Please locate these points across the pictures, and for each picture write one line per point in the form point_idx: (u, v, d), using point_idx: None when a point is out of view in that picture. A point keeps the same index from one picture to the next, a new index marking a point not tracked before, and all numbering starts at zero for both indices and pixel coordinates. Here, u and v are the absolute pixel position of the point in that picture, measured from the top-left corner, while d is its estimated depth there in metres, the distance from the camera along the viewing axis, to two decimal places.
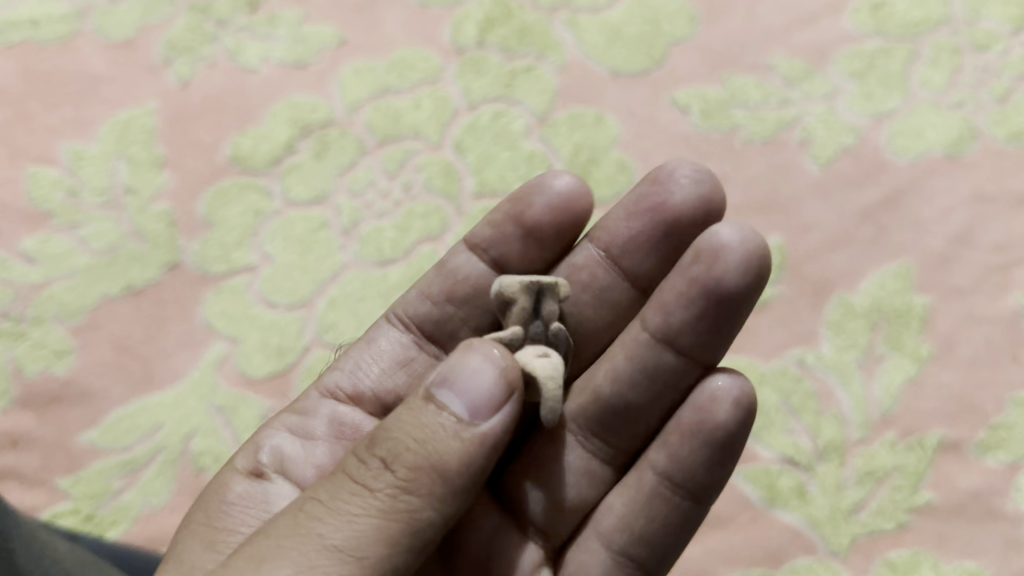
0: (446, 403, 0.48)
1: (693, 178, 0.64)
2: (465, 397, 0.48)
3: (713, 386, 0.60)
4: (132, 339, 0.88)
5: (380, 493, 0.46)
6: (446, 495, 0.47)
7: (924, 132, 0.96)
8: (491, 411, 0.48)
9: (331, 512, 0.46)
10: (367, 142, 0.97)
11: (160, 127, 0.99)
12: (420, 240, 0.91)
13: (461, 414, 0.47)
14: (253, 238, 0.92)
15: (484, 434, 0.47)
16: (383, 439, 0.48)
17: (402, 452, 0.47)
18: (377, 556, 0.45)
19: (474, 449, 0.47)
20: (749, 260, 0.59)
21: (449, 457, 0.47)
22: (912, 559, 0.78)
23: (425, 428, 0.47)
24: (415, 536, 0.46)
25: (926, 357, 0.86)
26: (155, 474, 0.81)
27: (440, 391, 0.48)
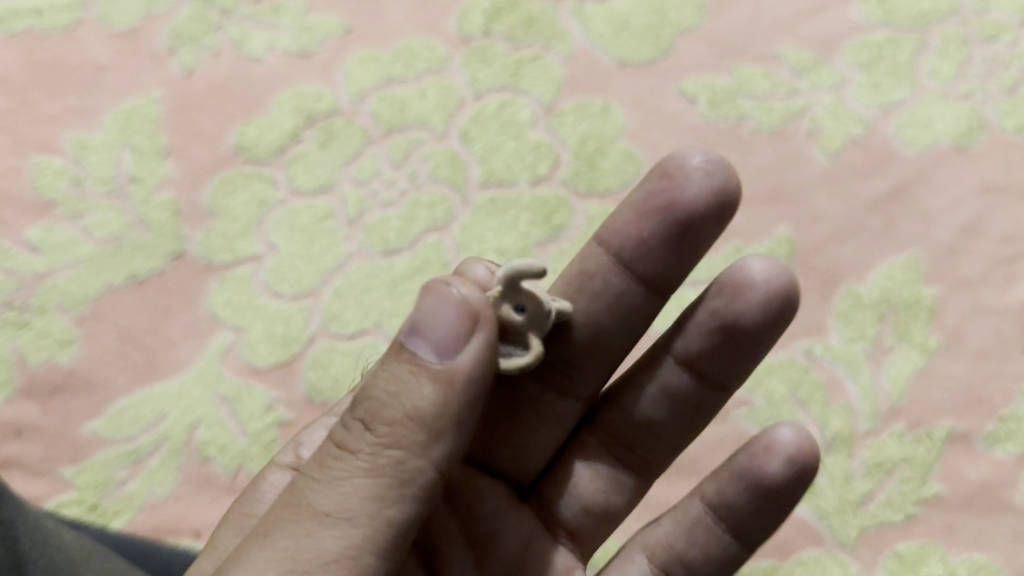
0: (414, 350, 0.45)
1: (706, 170, 0.58)
2: (432, 342, 0.45)
3: (771, 436, 0.60)
4: (136, 329, 0.87)
5: (362, 454, 0.45)
6: (429, 441, 0.44)
7: (932, 123, 0.96)
8: (459, 346, 0.45)
9: (321, 480, 0.45)
10: (373, 131, 0.97)
11: (165, 117, 0.98)
12: (426, 230, 0.91)
13: (429, 358, 0.44)
14: (258, 227, 0.92)
15: (455, 372, 0.44)
16: (363, 399, 0.46)
17: (378, 410, 0.45)
18: (371, 516, 0.44)
19: (449, 391, 0.44)
20: (770, 301, 0.59)
21: (421, 402, 0.44)
22: (921, 551, 0.78)
23: (397, 379, 0.45)
24: (407, 487, 0.45)
25: (935, 349, 0.86)
26: (159, 464, 0.81)
27: (408, 340, 0.45)
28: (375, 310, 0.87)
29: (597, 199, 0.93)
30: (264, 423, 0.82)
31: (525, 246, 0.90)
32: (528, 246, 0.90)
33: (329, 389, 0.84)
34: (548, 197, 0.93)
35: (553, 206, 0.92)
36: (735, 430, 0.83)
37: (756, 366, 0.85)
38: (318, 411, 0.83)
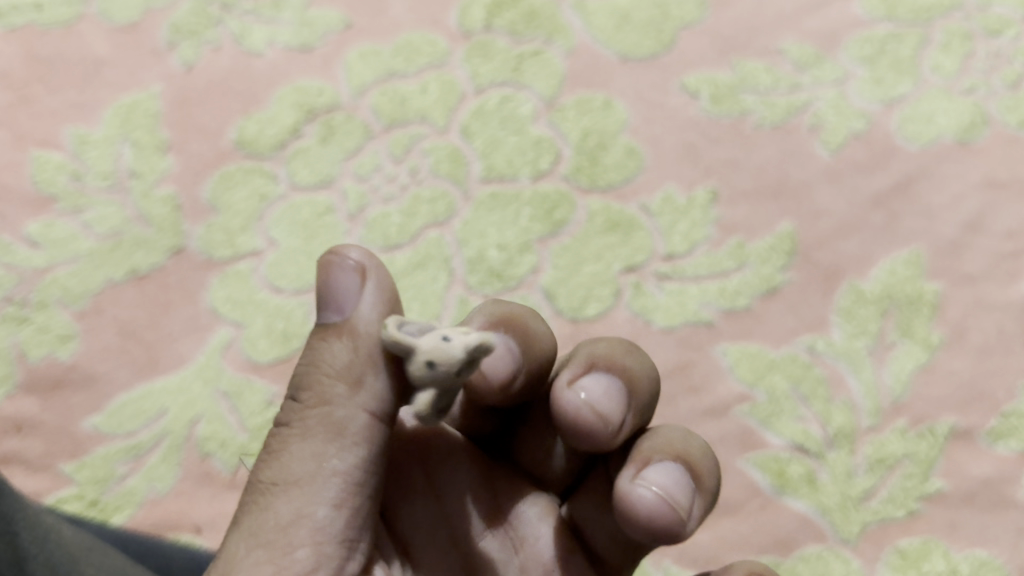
0: (325, 321, 0.52)
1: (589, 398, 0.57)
2: (336, 308, 0.52)
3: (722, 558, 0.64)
4: (137, 324, 0.87)
5: (295, 421, 0.52)
6: (352, 389, 0.51)
7: (935, 118, 0.95)
8: (358, 298, 0.51)
9: (270, 455, 0.52)
10: (374, 126, 0.96)
11: (165, 111, 0.98)
12: (427, 225, 0.91)
13: (337, 318, 0.51)
14: (258, 222, 0.92)
15: (357, 322, 0.51)
16: (294, 378, 0.53)
17: (302, 381, 0.52)
18: (316, 472, 0.51)
19: (357, 341, 0.51)
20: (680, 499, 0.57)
21: (336, 360, 0.51)
22: (923, 547, 0.77)
23: (314, 350, 0.52)
24: (343, 433, 0.51)
25: (937, 345, 0.85)
26: (160, 459, 0.81)
27: (323, 317, 0.52)
28: None
29: (598, 194, 0.93)
30: (264, 419, 0.82)
31: (526, 241, 0.90)
32: (529, 241, 0.90)
33: None
34: (549, 192, 0.92)
35: (555, 201, 0.92)
36: (737, 426, 0.83)
37: (757, 362, 0.85)
38: None
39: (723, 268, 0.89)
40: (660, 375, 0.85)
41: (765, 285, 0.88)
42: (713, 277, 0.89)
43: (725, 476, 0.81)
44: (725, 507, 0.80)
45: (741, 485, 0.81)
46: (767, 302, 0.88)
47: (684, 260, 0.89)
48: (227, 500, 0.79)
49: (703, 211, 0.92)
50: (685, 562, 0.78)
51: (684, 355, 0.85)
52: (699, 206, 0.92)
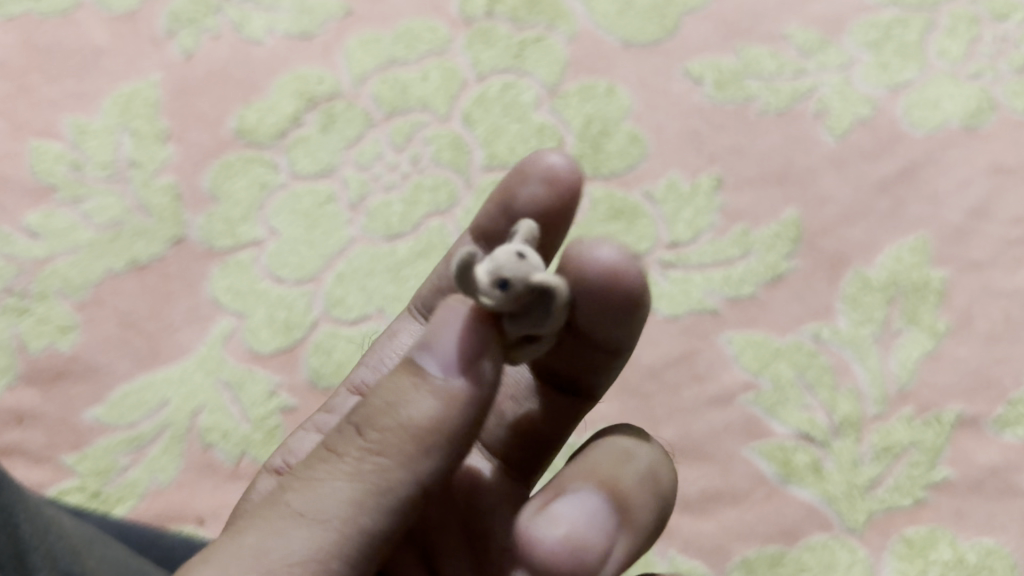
0: (420, 366, 0.41)
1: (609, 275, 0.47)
2: (442, 357, 0.41)
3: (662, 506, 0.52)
4: (138, 315, 0.87)
5: (349, 458, 0.41)
6: (417, 456, 0.40)
7: (941, 103, 0.94)
8: (467, 360, 0.41)
9: (306, 480, 0.41)
10: (375, 114, 0.96)
11: (165, 100, 0.97)
12: (429, 213, 0.90)
13: (435, 372, 0.41)
14: (258, 212, 0.91)
15: (461, 389, 0.41)
16: (363, 404, 0.42)
17: (373, 414, 0.41)
18: (348, 523, 0.40)
19: (451, 406, 0.41)
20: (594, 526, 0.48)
21: (419, 414, 0.40)
22: (930, 536, 0.77)
23: (398, 388, 0.41)
24: (391, 497, 0.41)
25: (943, 332, 0.85)
26: (162, 450, 0.80)
27: (418, 354, 0.42)
28: (379, 295, 0.86)
29: (602, 181, 0.92)
30: (267, 409, 0.81)
31: None
32: None
33: (331, 374, 0.83)
34: None
35: None
36: (743, 415, 0.82)
37: (763, 350, 0.85)
38: (321, 397, 0.82)
39: (727, 257, 0.88)
40: (664, 363, 0.84)
41: (770, 273, 0.88)
42: (718, 265, 0.88)
43: (730, 464, 0.80)
44: (731, 496, 0.79)
45: (746, 473, 0.80)
46: (771, 290, 0.87)
47: (689, 248, 0.89)
48: (229, 491, 0.79)
49: (708, 198, 0.91)
50: (689, 553, 0.78)
51: (688, 343, 0.85)
52: (704, 193, 0.91)
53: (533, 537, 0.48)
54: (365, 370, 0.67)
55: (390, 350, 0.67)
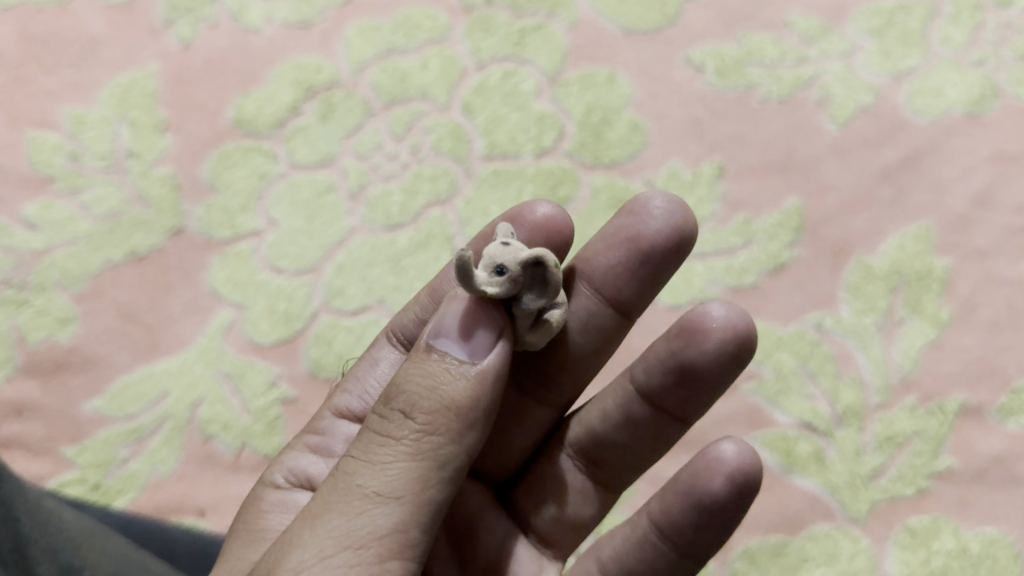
0: (442, 351, 0.46)
1: (727, 320, 0.58)
2: (461, 340, 0.47)
3: (724, 449, 0.56)
4: (137, 306, 0.86)
5: (405, 439, 0.44)
6: (464, 429, 0.45)
7: (944, 91, 0.94)
8: (488, 348, 0.47)
9: (364, 462, 0.44)
10: (374, 103, 0.95)
11: (162, 90, 0.97)
12: (429, 203, 0.89)
13: (462, 357, 0.46)
14: (258, 202, 0.91)
15: (486, 371, 0.46)
16: (399, 392, 0.46)
17: (415, 399, 0.45)
18: (417, 495, 0.43)
19: (482, 385, 0.45)
20: (727, 344, 0.57)
21: (458, 395, 0.45)
22: (933, 525, 0.77)
23: (431, 374, 0.45)
24: (447, 468, 0.44)
25: (946, 321, 0.84)
26: (162, 442, 0.80)
27: (438, 341, 0.47)
28: (379, 285, 0.86)
29: (603, 170, 0.91)
30: (267, 400, 0.81)
31: None
32: None
33: (332, 365, 0.82)
34: (553, 169, 0.91)
35: (558, 177, 0.91)
36: (745, 405, 0.82)
37: (764, 340, 0.84)
38: (322, 388, 0.82)
39: (730, 246, 0.88)
40: None
41: (772, 262, 0.87)
42: (719, 254, 0.88)
43: None
44: None
45: None
46: (774, 279, 0.86)
47: None
48: (230, 483, 0.78)
49: (710, 187, 0.91)
50: None
51: None
52: (706, 182, 0.91)
53: (693, 339, 0.58)
54: (349, 396, 0.66)
55: (373, 377, 0.66)
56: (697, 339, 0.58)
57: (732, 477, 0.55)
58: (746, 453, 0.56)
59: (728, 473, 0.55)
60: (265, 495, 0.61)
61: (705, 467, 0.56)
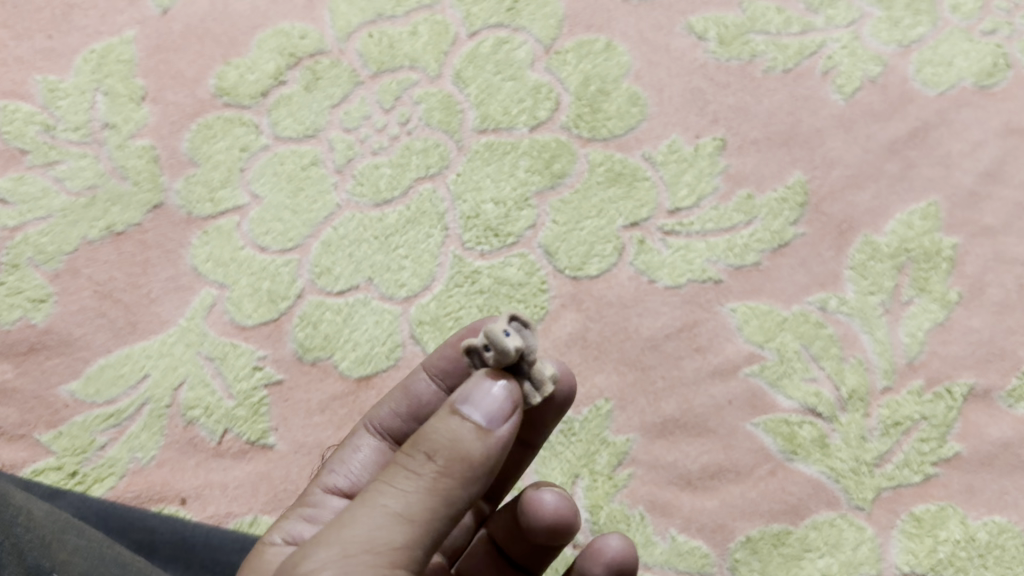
0: (465, 414, 0.45)
1: (557, 499, 0.60)
2: (485, 406, 0.45)
3: (606, 546, 0.62)
4: (115, 284, 0.83)
5: (426, 474, 0.44)
6: (476, 479, 0.44)
7: (954, 61, 0.90)
8: (506, 419, 0.45)
9: (386, 487, 0.44)
10: (361, 72, 0.91)
11: (139, 57, 0.92)
12: (419, 178, 0.86)
13: (481, 422, 0.45)
14: (240, 175, 0.87)
15: (503, 436, 0.45)
16: (425, 435, 0.45)
17: (438, 442, 0.44)
18: (429, 526, 0.43)
19: (498, 447, 0.45)
20: (563, 508, 0.60)
21: (477, 445, 0.44)
22: (940, 513, 0.74)
23: (455, 422, 0.45)
24: (456, 508, 0.44)
25: (955, 302, 0.82)
26: (142, 428, 0.77)
27: (462, 405, 0.45)
28: (368, 264, 0.83)
29: (600, 144, 0.88)
30: (251, 384, 0.78)
31: (524, 195, 0.85)
32: (527, 195, 0.85)
33: (319, 347, 0.79)
34: (548, 142, 0.87)
35: (554, 151, 0.87)
36: (746, 388, 0.79)
37: (767, 321, 0.81)
38: (309, 371, 0.79)
39: (732, 222, 0.84)
40: (664, 335, 0.81)
41: (776, 240, 0.84)
42: (721, 232, 0.84)
43: (733, 440, 0.78)
44: (733, 473, 0.77)
45: (750, 450, 0.77)
46: (777, 258, 0.83)
47: (691, 215, 0.85)
48: (213, 470, 0.76)
49: (711, 160, 0.87)
50: (692, 531, 0.75)
51: (690, 314, 0.81)
52: (706, 155, 0.87)
53: (535, 498, 0.59)
54: (335, 475, 0.62)
55: (356, 460, 0.63)
56: (534, 512, 0.59)
57: (610, 566, 0.62)
58: (624, 550, 0.62)
59: (608, 562, 0.62)
60: (260, 553, 0.56)
61: (590, 555, 0.62)
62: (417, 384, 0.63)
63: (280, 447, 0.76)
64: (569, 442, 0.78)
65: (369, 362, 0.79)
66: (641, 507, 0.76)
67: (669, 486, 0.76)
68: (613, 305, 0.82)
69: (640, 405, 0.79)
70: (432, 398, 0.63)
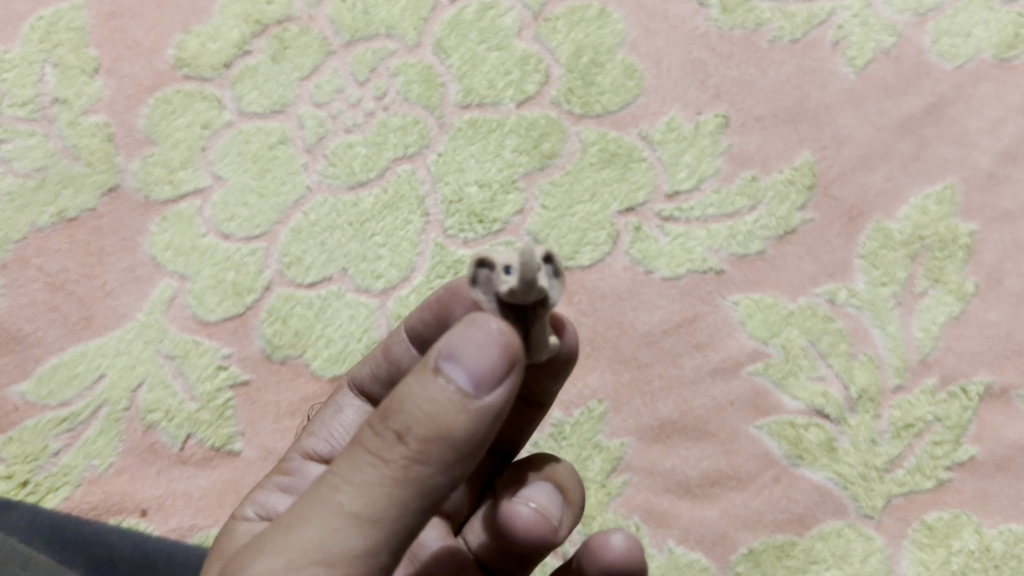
0: (447, 376, 0.38)
1: (536, 513, 0.55)
2: (472, 369, 0.38)
3: (604, 544, 0.54)
4: (67, 276, 0.76)
5: (393, 462, 0.38)
6: (455, 462, 0.38)
7: (973, 31, 0.84)
8: (496, 383, 0.38)
9: (348, 475, 0.38)
10: (332, 40, 0.84)
11: (91, 25, 0.85)
12: (397, 158, 0.79)
13: (466, 388, 0.38)
14: (201, 155, 0.80)
15: (489, 409, 0.38)
16: (398, 405, 0.38)
17: (410, 420, 0.38)
18: (396, 521, 0.38)
19: (482, 421, 0.38)
20: (540, 522, 0.55)
21: (455, 426, 0.38)
22: (953, 522, 0.70)
23: (430, 396, 0.38)
24: (430, 497, 0.38)
25: (971, 293, 0.76)
26: (97, 433, 0.71)
27: (445, 362, 0.38)
28: (342, 254, 0.76)
29: (593, 121, 0.81)
30: (214, 386, 0.72)
31: (510, 177, 0.79)
32: (514, 177, 0.79)
33: (289, 344, 0.74)
34: (537, 119, 0.81)
35: (543, 129, 0.81)
36: (749, 388, 0.74)
37: (771, 315, 0.75)
38: (277, 370, 0.73)
39: (735, 208, 0.79)
40: (662, 330, 0.76)
41: (781, 227, 0.78)
42: (723, 218, 0.78)
43: (735, 444, 0.72)
44: (735, 480, 0.72)
45: (752, 454, 0.72)
46: (782, 246, 0.78)
47: (691, 199, 0.79)
48: (176, 478, 0.70)
49: (712, 139, 0.81)
50: (692, 543, 0.70)
51: (690, 307, 0.76)
52: (707, 134, 0.81)
53: (510, 510, 0.55)
54: (315, 439, 0.61)
55: (337, 423, 0.62)
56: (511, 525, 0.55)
57: (606, 571, 0.54)
58: (629, 552, 0.54)
59: (604, 565, 0.54)
60: (233, 525, 0.55)
61: (587, 553, 0.54)
62: (395, 347, 0.61)
63: (247, 454, 0.71)
64: (559, 447, 0.72)
65: (343, 360, 0.73)
66: (637, 516, 0.70)
67: (667, 494, 0.71)
68: (607, 297, 0.76)
69: (636, 406, 0.74)
70: (408, 362, 0.60)
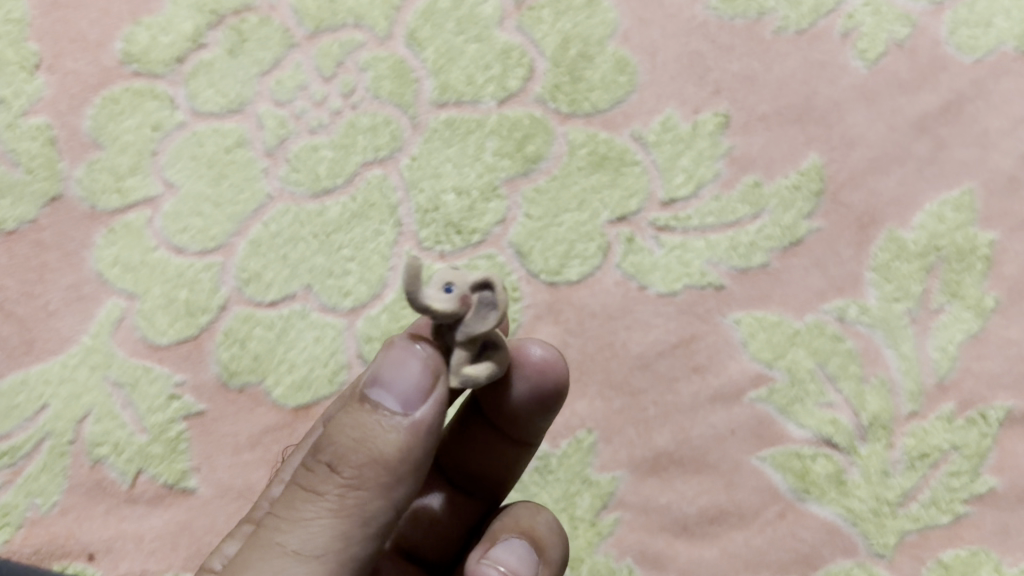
0: (376, 402, 0.40)
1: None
2: (398, 390, 0.40)
3: None
4: (7, 295, 0.70)
5: (329, 494, 0.39)
6: (393, 484, 0.39)
7: (993, 20, 0.77)
8: (425, 400, 0.40)
9: (286, 515, 0.40)
10: (295, 32, 0.77)
11: (32, 16, 0.78)
12: (366, 162, 0.73)
13: (395, 410, 0.39)
14: (152, 160, 0.73)
15: (421, 427, 0.39)
16: (329, 440, 0.40)
17: (343, 450, 0.39)
18: (339, 552, 0.39)
19: (414, 441, 0.39)
20: None
21: (387, 449, 0.39)
22: (971, 560, 0.64)
23: (360, 425, 0.39)
24: (372, 524, 0.40)
25: (991, 309, 0.70)
26: (39, 469, 0.65)
27: (371, 390, 0.40)
28: (306, 269, 0.70)
29: (582, 121, 0.75)
30: (167, 416, 0.66)
31: (491, 182, 0.73)
32: (495, 183, 0.73)
33: (248, 370, 0.67)
34: (520, 119, 0.74)
35: (527, 130, 0.74)
36: (752, 415, 0.68)
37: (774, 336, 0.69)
38: (236, 399, 0.67)
39: (736, 216, 0.72)
40: (656, 352, 0.69)
41: (786, 237, 0.72)
42: (724, 227, 0.72)
43: (735, 477, 0.67)
44: (737, 516, 0.66)
45: (754, 488, 0.66)
46: (787, 258, 0.71)
47: (688, 207, 0.72)
48: (125, 518, 0.64)
49: (711, 140, 0.75)
50: None
51: (687, 326, 0.70)
52: (706, 135, 0.75)
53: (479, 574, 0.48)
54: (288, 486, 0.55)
55: None
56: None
57: None
58: None
59: None
60: None
61: None
62: None
63: (203, 491, 0.65)
64: (544, 482, 0.67)
65: (307, 387, 0.67)
66: (630, 558, 0.65)
67: (662, 533, 0.66)
68: (596, 315, 0.70)
69: (629, 436, 0.68)
70: None
